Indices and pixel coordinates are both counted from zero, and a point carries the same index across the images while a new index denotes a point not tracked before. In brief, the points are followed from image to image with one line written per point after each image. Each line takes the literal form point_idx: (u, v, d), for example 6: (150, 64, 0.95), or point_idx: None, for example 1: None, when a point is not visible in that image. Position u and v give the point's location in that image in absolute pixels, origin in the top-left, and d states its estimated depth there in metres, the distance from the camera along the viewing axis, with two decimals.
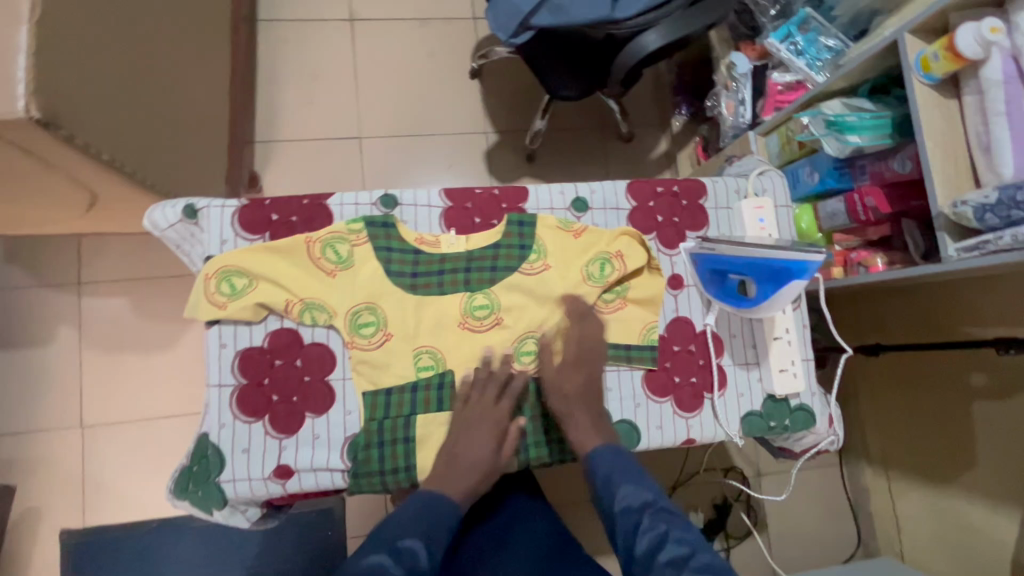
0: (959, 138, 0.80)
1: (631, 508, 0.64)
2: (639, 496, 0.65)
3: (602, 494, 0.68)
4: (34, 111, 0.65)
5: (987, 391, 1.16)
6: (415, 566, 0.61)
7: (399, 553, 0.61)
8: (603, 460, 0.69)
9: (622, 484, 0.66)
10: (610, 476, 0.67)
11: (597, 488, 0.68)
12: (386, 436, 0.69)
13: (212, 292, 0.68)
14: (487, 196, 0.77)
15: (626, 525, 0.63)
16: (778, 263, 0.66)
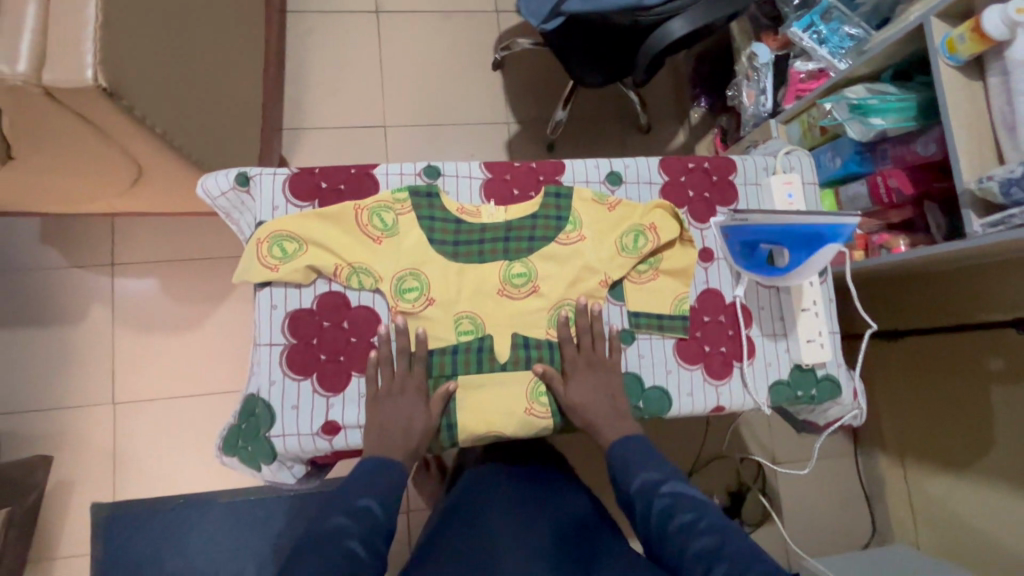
0: (984, 118, 0.82)
1: (647, 489, 0.67)
2: (656, 476, 0.68)
3: (621, 479, 0.70)
4: (101, 81, 0.68)
5: (1003, 375, 1.15)
6: (373, 520, 0.62)
7: (357, 511, 0.62)
8: (619, 448, 0.71)
9: (640, 468, 0.69)
10: (626, 462, 0.70)
11: (618, 475, 0.71)
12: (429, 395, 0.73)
13: (265, 255, 0.71)
14: (525, 169, 0.80)
15: (644, 502, 0.66)
16: (810, 229, 0.70)
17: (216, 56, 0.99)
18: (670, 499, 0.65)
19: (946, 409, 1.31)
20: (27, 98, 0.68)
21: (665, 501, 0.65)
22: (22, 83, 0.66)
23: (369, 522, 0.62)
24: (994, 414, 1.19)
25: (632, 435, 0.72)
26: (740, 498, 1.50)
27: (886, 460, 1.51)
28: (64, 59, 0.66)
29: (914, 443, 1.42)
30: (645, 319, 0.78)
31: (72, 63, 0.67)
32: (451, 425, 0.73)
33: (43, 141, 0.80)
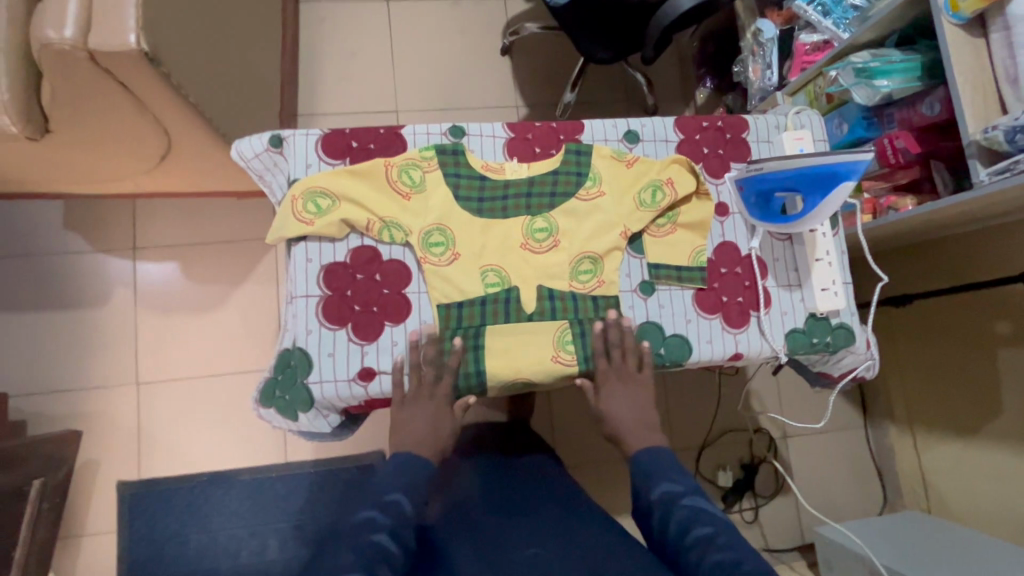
0: (987, 73, 0.85)
1: (667, 498, 0.69)
2: (677, 488, 0.71)
3: (641, 487, 0.73)
4: (144, 46, 0.72)
5: (1010, 338, 1.17)
6: (399, 513, 0.66)
7: (386, 503, 0.67)
8: (641, 460, 0.75)
9: (661, 477, 0.72)
10: (648, 472, 0.73)
11: (638, 485, 0.74)
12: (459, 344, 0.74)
13: (300, 211, 0.74)
14: (545, 128, 0.84)
15: (661, 510, 0.69)
16: (826, 170, 0.72)
17: (241, 34, 1.02)
18: (690, 511, 0.67)
19: (952, 376, 1.33)
20: (73, 63, 0.72)
21: (684, 512, 0.67)
22: (69, 46, 0.70)
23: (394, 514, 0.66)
24: (1001, 376, 1.21)
25: (651, 447, 0.76)
26: (752, 470, 1.52)
27: (895, 430, 1.52)
28: (110, 25, 0.70)
29: (922, 410, 1.43)
30: (665, 270, 0.81)
31: (117, 29, 0.70)
32: (480, 373, 0.74)
33: (83, 111, 0.83)
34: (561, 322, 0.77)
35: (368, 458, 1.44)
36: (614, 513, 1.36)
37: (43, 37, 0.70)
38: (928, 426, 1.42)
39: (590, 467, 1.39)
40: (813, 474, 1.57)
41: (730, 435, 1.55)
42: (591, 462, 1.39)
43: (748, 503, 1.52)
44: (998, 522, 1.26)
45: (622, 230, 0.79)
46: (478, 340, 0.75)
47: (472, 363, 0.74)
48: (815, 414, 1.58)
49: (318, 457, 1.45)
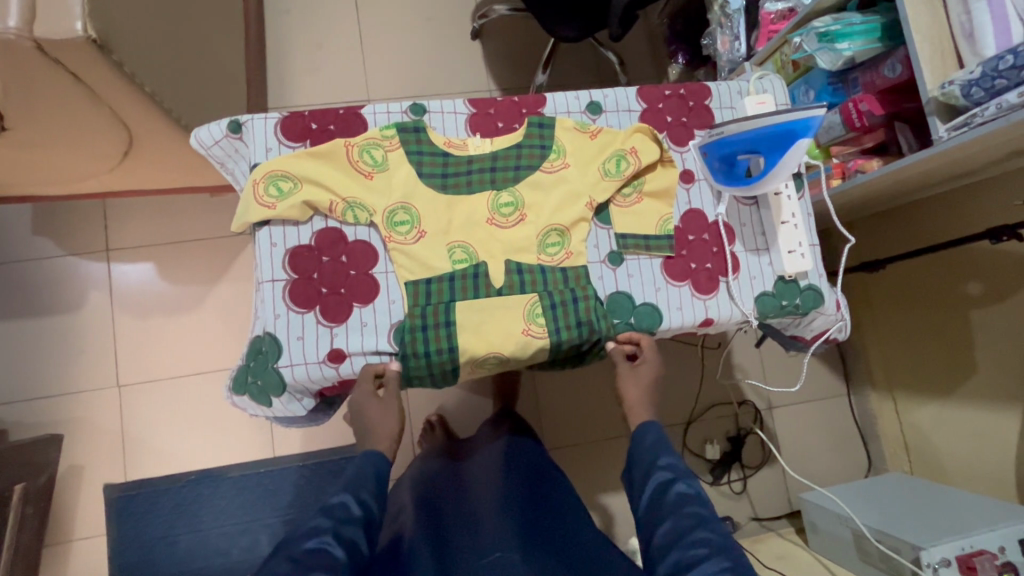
0: (944, 28, 0.85)
1: (673, 468, 0.70)
2: (681, 467, 0.71)
3: (645, 453, 0.73)
4: (91, 33, 0.70)
5: (982, 298, 1.18)
6: (347, 515, 0.65)
7: (331, 509, 0.65)
8: (649, 430, 0.75)
9: (669, 451, 0.72)
10: (657, 443, 0.74)
11: (641, 452, 0.74)
12: (429, 321, 0.74)
13: (261, 195, 0.73)
14: (507, 102, 0.83)
15: (663, 476, 0.69)
16: (785, 127, 0.72)
17: (196, 25, 1.01)
18: (690, 489, 0.67)
19: (928, 337, 1.34)
20: (17, 53, 0.70)
21: (685, 488, 0.68)
22: (13, 36, 0.67)
23: (342, 518, 0.65)
24: (974, 335, 1.22)
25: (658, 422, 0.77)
26: (739, 443, 1.53)
27: (877, 396, 1.54)
28: (54, 11, 0.69)
29: (902, 373, 1.45)
30: (632, 240, 0.81)
31: (60, 16, 0.69)
32: (452, 348, 0.74)
33: (35, 105, 0.82)
34: (531, 295, 0.76)
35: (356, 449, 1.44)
36: (602, 490, 1.37)
37: None
38: (907, 390, 1.44)
39: (578, 447, 1.40)
40: (798, 444, 1.59)
41: (717, 408, 1.57)
42: (577, 441, 1.40)
43: (736, 474, 1.54)
44: (977, 478, 1.28)
45: (588, 202, 0.79)
46: (450, 318, 0.74)
47: (443, 339, 0.74)
48: (791, 377, 1.60)
49: (307, 450, 1.45)
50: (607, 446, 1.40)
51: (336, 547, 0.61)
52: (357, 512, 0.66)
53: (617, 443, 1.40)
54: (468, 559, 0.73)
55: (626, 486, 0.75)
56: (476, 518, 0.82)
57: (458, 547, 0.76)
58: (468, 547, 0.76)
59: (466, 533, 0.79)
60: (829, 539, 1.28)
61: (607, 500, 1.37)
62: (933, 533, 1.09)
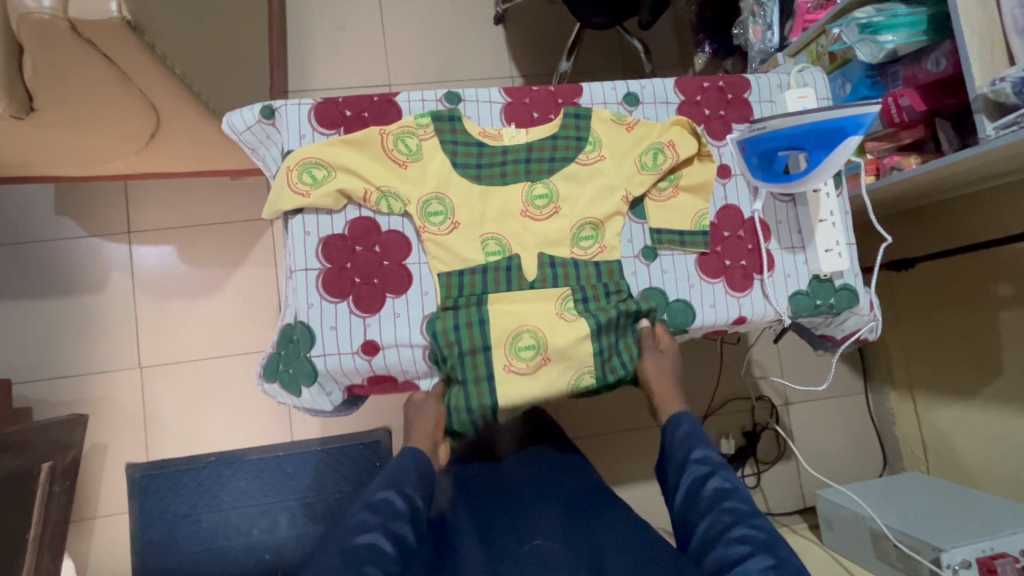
0: (995, 22, 0.83)
1: (708, 462, 0.70)
2: (716, 458, 0.70)
3: (678, 448, 0.73)
4: (126, 14, 0.70)
5: (1012, 299, 1.17)
6: (393, 510, 0.63)
7: (376, 505, 0.64)
8: (681, 421, 0.76)
9: (702, 443, 0.72)
10: (689, 435, 0.74)
11: (676, 444, 0.74)
12: (465, 291, 0.74)
13: (295, 183, 0.73)
14: (543, 92, 0.81)
15: (699, 469, 0.69)
16: (833, 123, 0.70)
17: (225, 7, 0.99)
18: (725, 485, 0.67)
19: (954, 339, 1.32)
20: (51, 33, 0.70)
21: (722, 482, 0.67)
22: (48, 16, 0.67)
23: (389, 512, 0.63)
24: (1001, 336, 1.21)
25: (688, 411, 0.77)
26: (754, 437, 1.53)
27: (895, 395, 1.53)
28: None
29: (924, 374, 1.43)
30: (667, 235, 0.80)
31: None
32: (483, 293, 0.74)
33: (67, 86, 0.81)
34: (563, 290, 0.76)
35: (375, 435, 1.46)
36: (617, 481, 1.38)
37: (22, 6, 0.68)
38: (928, 389, 1.42)
39: (596, 438, 1.40)
40: (814, 441, 1.58)
41: (734, 403, 1.56)
42: (594, 432, 1.40)
43: (750, 469, 1.54)
44: (997, 480, 1.27)
45: (624, 194, 0.78)
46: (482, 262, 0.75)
47: (479, 283, 0.75)
48: (811, 375, 1.59)
49: (325, 435, 1.46)
50: (624, 438, 1.40)
51: (385, 542, 0.60)
52: (403, 506, 0.64)
53: (634, 436, 1.41)
54: (509, 542, 0.74)
55: (660, 480, 0.76)
56: (512, 505, 0.83)
57: (494, 528, 0.78)
58: (507, 532, 0.77)
59: (502, 516, 0.80)
60: (844, 534, 1.28)
61: (622, 491, 1.37)
62: (953, 533, 1.09)
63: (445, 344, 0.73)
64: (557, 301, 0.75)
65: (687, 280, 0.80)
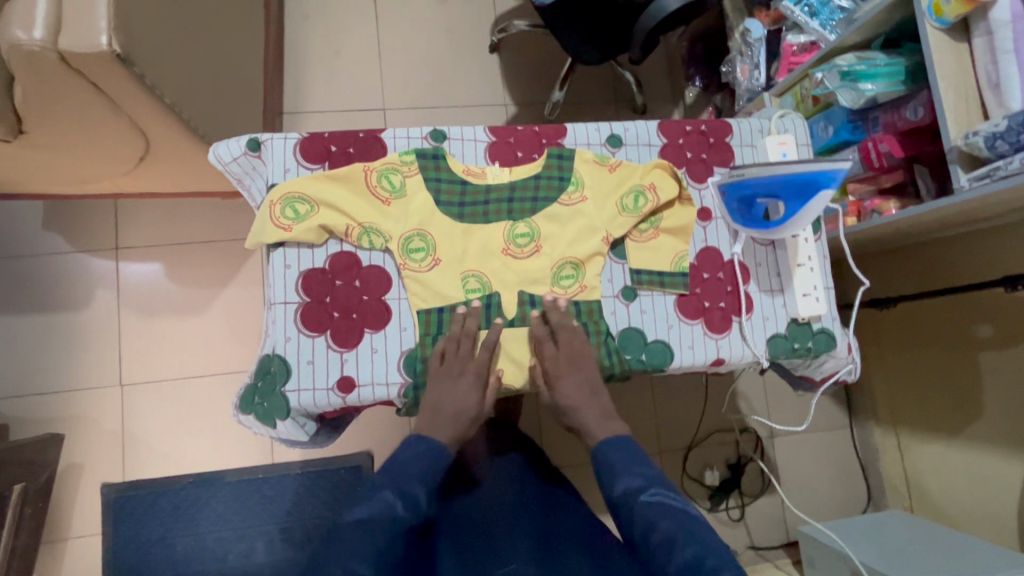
0: (970, 77, 0.85)
1: (630, 495, 0.70)
2: (637, 483, 0.70)
3: (605, 484, 0.73)
4: (116, 47, 0.70)
5: (993, 341, 1.18)
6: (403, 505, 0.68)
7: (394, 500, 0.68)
8: (607, 449, 0.75)
9: (622, 474, 0.71)
10: (611, 470, 0.73)
11: (603, 475, 0.74)
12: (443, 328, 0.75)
13: (278, 217, 0.73)
14: (528, 132, 0.83)
15: (627, 507, 0.69)
16: (804, 177, 0.71)
17: (219, 35, 1.01)
18: (653, 510, 0.68)
19: (936, 376, 1.33)
20: (42, 64, 0.70)
21: (649, 513, 0.67)
22: (38, 48, 0.68)
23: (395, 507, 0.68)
24: (981, 376, 1.22)
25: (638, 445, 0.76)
26: (739, 470, 1.52)
27: (880, 430, 1.53)
28: (82, 25, 0.69)
29: (907, 409, 1.44)
30: (647, 276, 0.81)
31: (87, 29, 0.69)
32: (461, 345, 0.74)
33: (56, 112, 0.82)
34: (543, 328, 0.77)
35: (356, 460, 1.44)
36: (598, 511, 1.37)
37: (12, 37, 0.68)
38: (911, 426, 1.43)
39: (580, 468, 1.39)
40: (797, 474, 1.58)
41: (718, 435, 1.56)
42: (577, 463, 1.39)
43: (734, 501, 1.53)
44: (978, 521, 1.27)
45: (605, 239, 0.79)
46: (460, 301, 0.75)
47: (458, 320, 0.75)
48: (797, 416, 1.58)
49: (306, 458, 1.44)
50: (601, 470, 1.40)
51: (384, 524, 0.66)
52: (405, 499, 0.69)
53: None
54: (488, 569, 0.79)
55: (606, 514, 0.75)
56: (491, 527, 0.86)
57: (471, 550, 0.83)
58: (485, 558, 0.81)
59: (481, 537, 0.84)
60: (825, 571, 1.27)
61: (604, 522, 1.37)
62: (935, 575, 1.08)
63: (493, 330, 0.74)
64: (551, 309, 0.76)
65: (663, 317, 0.81)
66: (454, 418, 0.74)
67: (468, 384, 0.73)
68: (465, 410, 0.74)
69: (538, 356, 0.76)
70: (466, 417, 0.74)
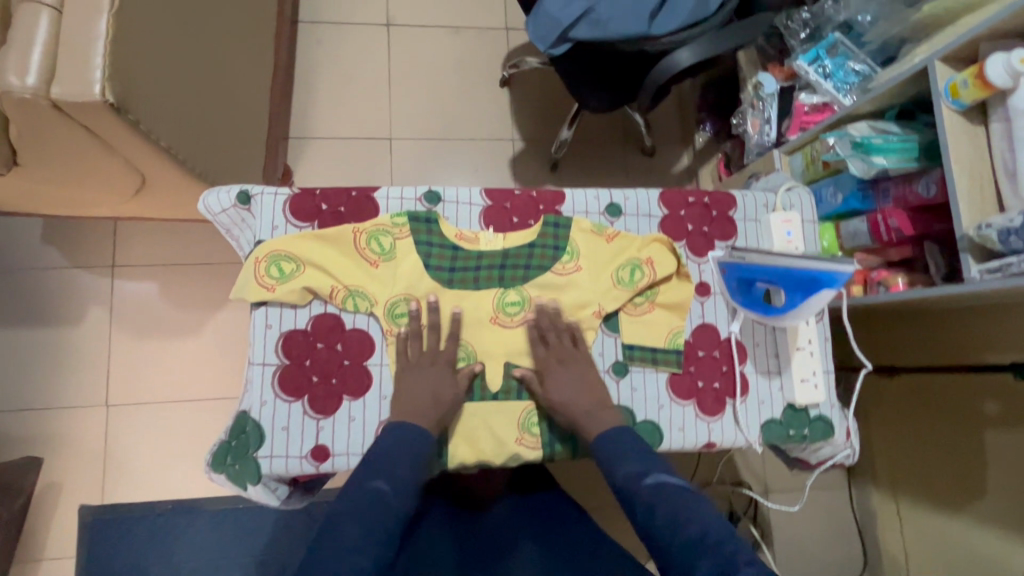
0: (986, 162, 0.83)
1: (633, 479, 0.66)
2: (639, 468, 0.67)
3: (605, 473, 0.69)
4: (109, 96, 0.69)
5: (998, 420, 1.13)
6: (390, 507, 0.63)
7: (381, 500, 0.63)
8: (607, 438, 0.70)
9: (623, 460, 0.68)
10: (609, 457, 0.69)
11: (601, 469, 0.70)
12: None
13: (262, 275, 0.71)
14: (525, 197, 0.81)
15: (629, 491, 0.65)
16: (810, 274, 0.68)
17: (226, 71, 1.00)
18: (658, 490, 0.64)
19: (937, 448, 1.28)
20: (34, 110, 0.69)
21: (654, 490, 0.64)
22: (30, 95, 0.67)
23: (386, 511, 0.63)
24: (987, 457, 1.16)
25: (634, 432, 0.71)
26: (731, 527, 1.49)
27: (879, 495, 1.48)
28: (75, 73, 0.67)
29: (907, 477, 1.38)
30: (639, 351, 0.78)
31: (81, 78, 0.68)
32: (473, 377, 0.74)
33: (49, 150, 0.81)
34: (528, 403, 0.75)
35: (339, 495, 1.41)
36: None
37: (4, 83, 0.67)
38: (911, 495, 1.37)
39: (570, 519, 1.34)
40: (791, 534, 1.53)
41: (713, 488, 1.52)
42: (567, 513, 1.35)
43: None
44: None
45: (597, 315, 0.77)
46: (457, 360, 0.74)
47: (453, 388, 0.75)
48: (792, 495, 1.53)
49: None
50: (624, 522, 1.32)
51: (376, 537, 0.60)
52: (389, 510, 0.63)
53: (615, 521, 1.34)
54: None
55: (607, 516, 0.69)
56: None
57: None
58: None
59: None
60: None
61: None
62: None
63: (450, 322, 0.73)
64: (540, 313, 0.74)
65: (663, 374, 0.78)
66: (434, 402, 0.70)
67: (435, 372, 0.71)
68: (441, 395, 0.70)
69: (524, 432, 0.74)
70: (446, 399, 0.70)
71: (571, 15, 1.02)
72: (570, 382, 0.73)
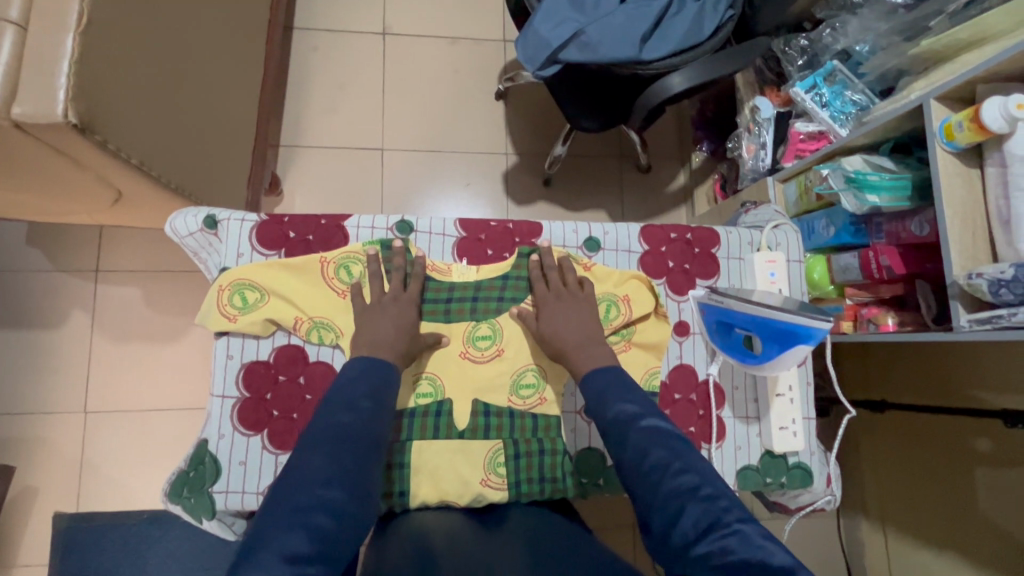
0: (980, 206, 0.80)
1: (624, 420, 0.60)
2: (635, 409, 0.61)
3: (593, 412, 0.64)
4: (72, 116, 0.67)
5: (992, 458, 1.09)
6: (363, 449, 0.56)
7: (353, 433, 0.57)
8: (594, 379, 0.66)
9: (614, 399, 0.63)
10: (601, 394, 0.64)
11: (590, 408, 0.64)
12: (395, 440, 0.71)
13: (224, 304, 0.70)
14: (500, 228, 0.81)
15: (617, 431, 0.60)
16: (784, 327, 0.66)
17: (206, 82, 0.98)
18: (650, 434, 0.58)
19: (925, 483, 1.24)
20: None
21: (645, 434, 0.58)
22: None
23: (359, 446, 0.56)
24: (977, 496, 1.12)
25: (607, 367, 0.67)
26: None
27: (867, 526, 1.42)
28: (37, 91, 0.65)
29: (894, 510, 1.33)
30: None
31: (42, 97, 0.65)
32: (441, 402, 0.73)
33: (16, 164, 0.79)
34: (495, 442, 0.73)
35: None
36: None
37: None
38: (897, 528, 1.32)
39: None
40: None
41: None
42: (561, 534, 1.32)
43: None
44: None
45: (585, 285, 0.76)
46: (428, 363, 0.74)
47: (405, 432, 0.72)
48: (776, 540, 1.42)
49: None
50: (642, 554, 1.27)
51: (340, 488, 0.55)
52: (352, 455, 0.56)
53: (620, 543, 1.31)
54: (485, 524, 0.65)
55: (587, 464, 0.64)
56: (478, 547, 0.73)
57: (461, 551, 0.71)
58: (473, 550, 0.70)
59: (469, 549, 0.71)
60: None
61: None
62: None
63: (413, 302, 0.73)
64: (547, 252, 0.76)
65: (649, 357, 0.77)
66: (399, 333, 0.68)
67: (396, 307, 0.70)
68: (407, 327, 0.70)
69: (489, 473, 0.71)
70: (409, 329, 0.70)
71: (561, 37, 0.98)
72: (564, 319, 0.72)
